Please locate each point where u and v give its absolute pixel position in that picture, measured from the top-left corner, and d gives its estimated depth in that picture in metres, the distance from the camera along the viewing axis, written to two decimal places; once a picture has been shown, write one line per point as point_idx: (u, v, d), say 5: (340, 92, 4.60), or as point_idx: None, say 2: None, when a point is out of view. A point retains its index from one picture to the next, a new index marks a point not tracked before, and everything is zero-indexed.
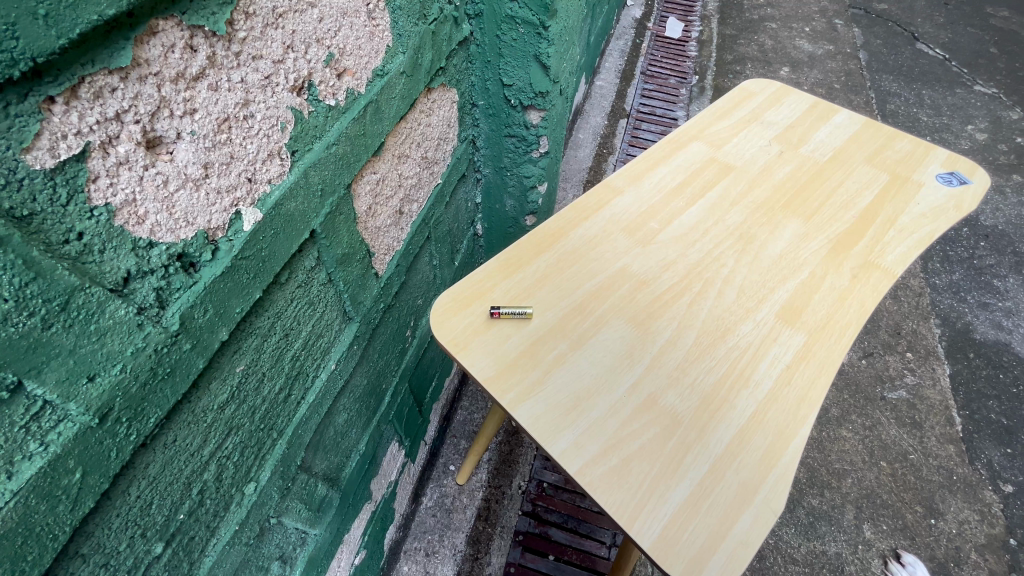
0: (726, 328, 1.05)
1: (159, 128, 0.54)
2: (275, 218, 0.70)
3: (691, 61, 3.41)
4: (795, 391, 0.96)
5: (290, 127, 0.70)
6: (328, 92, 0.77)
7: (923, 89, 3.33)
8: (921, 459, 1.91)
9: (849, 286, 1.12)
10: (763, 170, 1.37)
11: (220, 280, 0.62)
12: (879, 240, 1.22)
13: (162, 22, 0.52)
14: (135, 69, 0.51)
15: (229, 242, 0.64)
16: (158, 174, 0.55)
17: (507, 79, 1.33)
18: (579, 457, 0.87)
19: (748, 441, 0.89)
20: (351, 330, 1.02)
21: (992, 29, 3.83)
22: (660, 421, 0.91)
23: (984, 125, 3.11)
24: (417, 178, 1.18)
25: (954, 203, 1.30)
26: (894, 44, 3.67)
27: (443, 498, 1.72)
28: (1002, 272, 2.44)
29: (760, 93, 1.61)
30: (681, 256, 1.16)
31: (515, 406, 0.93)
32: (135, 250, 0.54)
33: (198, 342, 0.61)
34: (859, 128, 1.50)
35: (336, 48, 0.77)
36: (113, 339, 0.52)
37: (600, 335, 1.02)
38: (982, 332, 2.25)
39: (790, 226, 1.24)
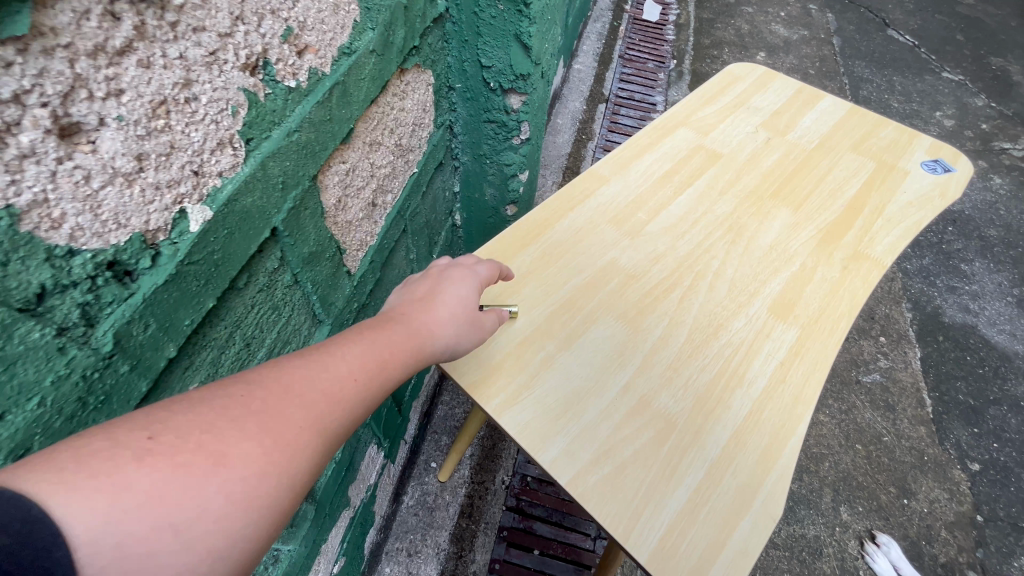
0: (718, 324, 1.01)
1: (76, 113, 0.44)
2: (229, 217, 0.62)
3: (669, 45, 3.37)
4: (790, 389, 0.92)
5: (242, 112, 0.61)
6: (288, 73, 0.68)
7: (894, 75, 3.37)
8: (894, 441, 1.96)
9: (840, 277, 1.10)
10: (751, 158, 1.33)
11: (163, 289, 0.54)
12: (868, 229, 1.19)
13: None
14: (36, 40, 0.40)
15: (172, 245, 0.55)
16: (77, 168, 0.44)
17: (486, 60, 1.24)
18: (571, 466, 0.82)
19: (745, 443, 0.86)
20: (322, 333, 0.94)
21: (958, 16, 3.90)
22: (654, 424, 0.87)
23: (951, 111, 3.17)
24: (391, 166, 1.10)
25: (940, 191, 1.28)
26: (867, 30, 3.70)
27: (424, 496, 1.67)
28: (968, 256, 2.50)
29: (745, 77, 1.56)
30: (670, 249, 1.12)
31: (501, 412, 0.87)
32: (50, 261, 0.44)
33: (140, 362, 0.53)
34: (844, 114, 1.47)
35: (295, 22, 0.68)
36: (27, 367, 0.43)
37: (589, 334, 0.97)
38: (951, 316, 2.31)
39: (780, 216, 1.20)
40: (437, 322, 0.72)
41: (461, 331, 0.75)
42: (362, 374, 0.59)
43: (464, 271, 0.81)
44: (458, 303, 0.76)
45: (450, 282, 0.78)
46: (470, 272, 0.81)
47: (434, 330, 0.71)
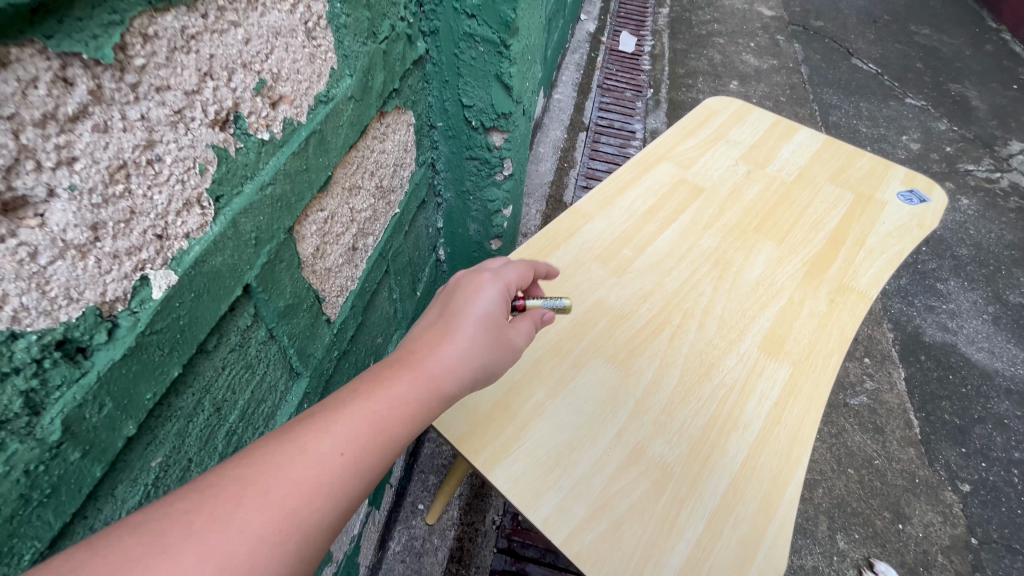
0: (710, 364, 0.99)
1: (20, 187, 0.40)
2: (196, 278, 0.58)
3: (645, 75, 3.46)
4: (785, 431, 0.90)
5: (211, 169, 0.58)
6: (261, 125, 0.66)
7: (860, 101, 3.51)
8: (885, 464, 1.95)
9: (827, 311, 1.09)
10: (733, 192, 1.34)
11: (121, 365, 0.50)
12: (851, 261, 1.20)
13: (15, 50, 0.38)
14: None
15: (132, 315, 0.51)
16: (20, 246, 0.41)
17: (467, 99, 1.24)
18: (565, 523, 0.78)
19: (744, 491, 0.83)
20: (300, 387, 0.90)
21: (916, 45, 4.09)
22: (650, 474, 0.84)
23: (917, 135, 3.29)
24: (372, 209, 1.07)
25: (917, 221, 1.30)
26: (832, 59, 3.86)
27: (412, 541, 1.59)
28: (943, 275, 2.55)
29: (722, 110, 1.59)
30: (658, 286, 1.11)
31: (490, 467, 0.83)
32: None
33: (93, 447, 0.49)
34: (821, 146, 1.50)
35: (269, 73, 0.66)
36: None
37: (579, 379, 0.94)
38: (931, 335, 2.34)
39: (764, 250, 1.20)
40: (469, 361, 0.69)
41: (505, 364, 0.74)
42: (368, 434, 0.58)
43: (479, 290, 0.76)
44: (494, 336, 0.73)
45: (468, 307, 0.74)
46: (492, 291, 0.77)
47: (446, 380, 0.67)
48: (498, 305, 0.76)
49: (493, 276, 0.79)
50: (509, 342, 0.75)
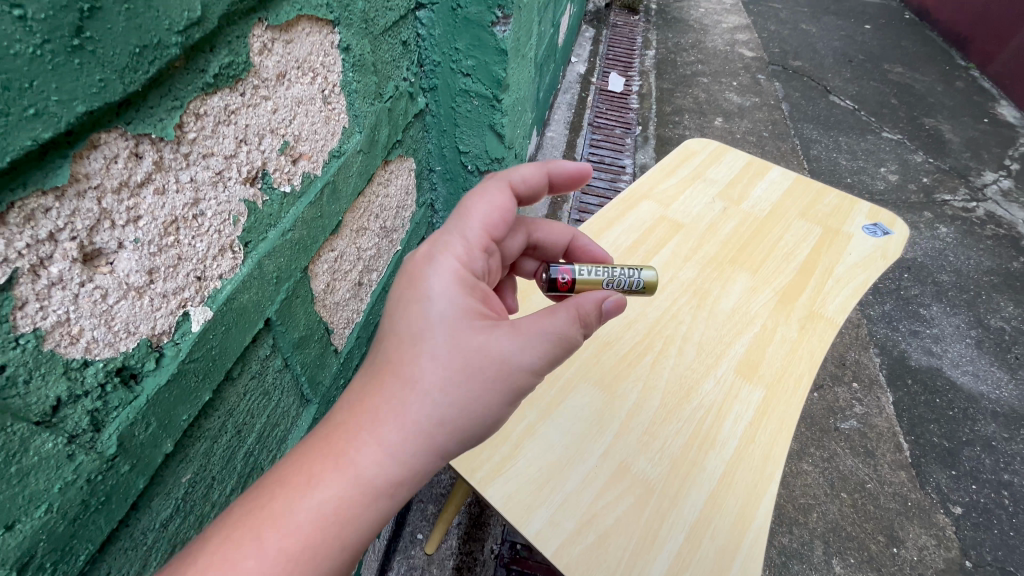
0: (689, 387, 1.06)
1: (99, 241, 0.50)
2: (227, 313, 0.67)
3: (634, 113, 3.65)
4: (760, 448, 0.97)
5: (242, 220, 0.68)
6: (283, 179, 0.76)
7: (839, 136, 3.69)
8: (878, 488, 1.99)
9: (798, 337, 1.18)
10: (710, 227, 1.44)
11: (164, 389, 0.58)
12: (820, 290, 1.29)
13: (104, 135, 0.48)
14: (72, 186, 0.46)
15: (175, 345, 0.60)
16: (96, 288, 0.50)
17: (463, 146, 1.36)
18: (556, 536, 0.85)
19: (721, 505, 0.90)
20: (309, 413, 0.97)
21: (890, 82, 4.33)
22: (633, 490, 0.91)
23: (894, 167, 3.46)
24: (377, 248, 1.17)
25: (881, 252, 1.41)
26: (811, 96, 4.07)
27: (411, 571, 1.62)
28: (926, 300, 2.64)
29: (700, 150, 1.71)
30: (641, 314, 1.19)
31: (486, 485, 0.90)
32: (67, 373, 0.48)
33: (139, 461, 0.56)
34: (792, 183, 1.62)
35: (291, 136, 0.77)
36: (38, 477, 0.46)
37: (568, 402, 1.02)
38: (916, 359, 2.41)
39: (739, 280, 1.30)
40: (425, 367, 0.67)
41: (480, 350, 0.68)
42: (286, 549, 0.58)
43: (416, 282, 0.74)
44: (444, 330, 0.69)
45: (418, 308, 0.72)
46: (432, 280, 0.74)
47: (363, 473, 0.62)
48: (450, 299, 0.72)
49: (430, 262, 0.76)
50: (463, 330, 0.69)
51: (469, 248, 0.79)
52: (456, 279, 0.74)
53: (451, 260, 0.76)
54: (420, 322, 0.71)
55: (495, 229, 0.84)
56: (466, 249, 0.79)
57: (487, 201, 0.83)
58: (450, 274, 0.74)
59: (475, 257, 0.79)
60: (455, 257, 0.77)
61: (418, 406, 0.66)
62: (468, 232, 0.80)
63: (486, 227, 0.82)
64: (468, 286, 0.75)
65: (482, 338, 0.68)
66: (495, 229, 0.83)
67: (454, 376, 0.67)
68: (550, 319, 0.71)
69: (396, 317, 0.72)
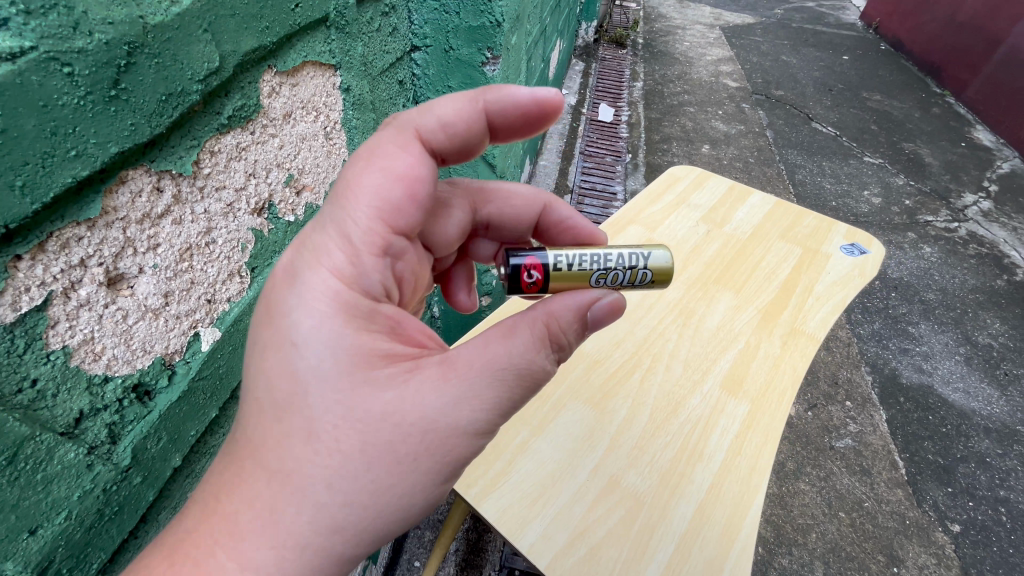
0: (677, 402, 1.10)
1: (121, 267, 0.55)
2: (234, 333, 0.71)
3: (624, 141, 3.77)
4: (745, 461, 1.01)
5: (250, 247, 0.73)
6: (287, 210, 0.82)
7: (823, 161, 3.82)
8: (875, 506, 1.94)
9: (781, 353, 1.22)
10: (695, 249, 1.50)
11: (174, 405, 0.62)
12: (800, 308, 1.34)
13: (131, 171, 0.54)
14: (102, 218, 0.52)
15: (186, 363, 0.64)
16: (118, 310, 0.55)
17: None
18: (548, 549, 0.87)
19: (709, 517, 0.92)
20: None
21: (869, 110, 4.50)
22: (624, 503, 0.93)
23: (877, 190, 3.56)
24: None
25: (858, 270, 1.47)
26: (794, 123, 4.23)
27: None
28: (914, 318, 2.66)
29: (684, 177, 1.79)
30: (629, 333, 1.24)
31: (480, 500, 0.92)
32: (89, 388, 0.53)
33: (149, 474, 0.60)
34: (772, 207, 1.69)
35: (296, 169, 0.83)
36: (60, 485, 0.49)
37: (560, 419, 1.05)
38: (908, 376, 2.39)
39: (723, 299, 1.35)
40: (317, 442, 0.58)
41: (383, 410, 0.59)
42: None
43: (279, 323, 0.61)
44: (321, 389, 0.59)
45: (284, 358, 0.61)
46: (297, 311, 0.61)
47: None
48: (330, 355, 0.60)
49: (294, 279, 0.63)
50: (346, 391, 0.59)
51: (353, 255, 0.65)
52: (332, 308, 0.62)
53: (324, 279, 0.63)
54: (288, 381, 0.60)
55: (390, 214, 0.68)
56: (347, 258, 0.65)
57: (377, 169, 0.66)
58: (324, 302, 0.62)
59: (365, 267, 0.66)
60: (330, 272, 0.63)
61: (296, 509, 0.57)
62: (348, 228, 0.66)
63: (377, 211, 0.66)
64: (358, 316, 0.63)
65: (387, 395, 0.59)
66: (392, 213, 0.68)
67: (339, 467, 0.58)
68: (514, 340, 0.63)
69: (256, 375, 0.61)
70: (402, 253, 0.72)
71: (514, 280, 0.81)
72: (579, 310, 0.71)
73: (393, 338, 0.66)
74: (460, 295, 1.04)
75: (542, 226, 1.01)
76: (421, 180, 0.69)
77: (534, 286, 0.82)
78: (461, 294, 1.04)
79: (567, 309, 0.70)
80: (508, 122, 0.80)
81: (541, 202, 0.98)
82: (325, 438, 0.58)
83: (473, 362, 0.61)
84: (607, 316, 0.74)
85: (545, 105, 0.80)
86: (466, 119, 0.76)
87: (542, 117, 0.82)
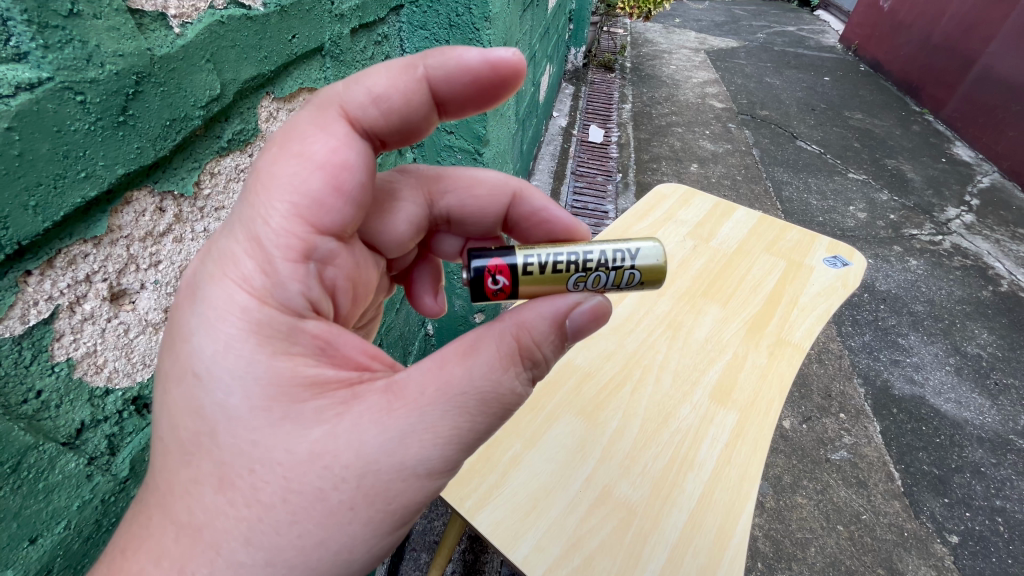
0: (667, 413, 1.12)
1: (125, 282, 0.61)
2: None
3: (614, 161, 3.85)
4: (736, 469, 1.02)
5: None
6: None
7: (808, 177, 3.92)
8: (873, 519, 1.93)
9: (768, 363, 1.25)
10: (682, 263, 1.54)
11: None
12: (786, 319, 1.38)
13: (136, 193, 0.60)
14: (108, 236, 0.58)
15: None
16: (120, 323, 0.61)
17: None
18: (542, 561, 0.87)
19: (701, 525, 0.93)
20: None
21: (852, 128, 4.63)
22: (616, 514, 0.94)
23: (862, 205, 3.65)
24: None
25: (841, 282, 1.51)
26: (779, 142, 4.35)
27: None
28: (903, 330, 2.70)
29: (671, 194, 1.84)
30: (619, 346, 1.27)
31: (475, 513, 0.93)
32: (90, 400, 0.58)
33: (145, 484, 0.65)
34: (756, 222, 1.74)
35: None
36: (61, 494, 0.54)
37: (552, 431, 1.07)
38: (900, 388, 2.41)
39: (710, 312, 1.39)
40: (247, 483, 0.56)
41: (308, 452, 0.57)
42: None
43: (182, 354, 0.59)
44: (231, 429, 0.58)
45: (189, 392, 0.59)
46: (200, 334, 0.60)
47: None
48: (246, 395, 0.58)
49: (198, 295, 0.61)
50: (262, 431, 0.58)
51: (264, 263, 0.63)
52: (243, 328, 0.60)
53: (231, 296, 0.60)
54: (194, 418, 0.58)
55: (311, 208, 0.66)
56: (258, 267, 0.62)
57: (292, 159, 0.64)
58: (234, 321, 0.60)
59: (281, 281, 0.63)
60: (239, 286, 0.61)
61: (209, 568, 0.55)
62: (257, 230, 0.63)
63: (292, 208, 0.64)
64: (274, 336, 0.61)
65: (314, 433, 0.58)
66: (312, 209, 0.65)
67: (277, 508, 0.56)
68: (475, 361, 0.63)
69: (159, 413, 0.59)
70: (328, 256, 0.70)
71: (477, 284, 0.83)
72: (554, 319, 0.71)
73: (318, 357, 0.64)
74: (425, 298, 1.06)
75: (513, 215, 1.01)
76: (344, 167, 0.67)
77: (500, 291, 0.84)
78: (427, 297, 1.06)
79: (541, 318, 0.69)
80: (458, 91, 0.76)
81: (509, 189, 0.98)
82: (241, 486, 0.56)
83: (423, 388, 0.61)
84: (588, 320, 0.73)
85: (500, 71, 0.75)
86: (401, 91, 0.74)
87: (500, 83, 0.77)
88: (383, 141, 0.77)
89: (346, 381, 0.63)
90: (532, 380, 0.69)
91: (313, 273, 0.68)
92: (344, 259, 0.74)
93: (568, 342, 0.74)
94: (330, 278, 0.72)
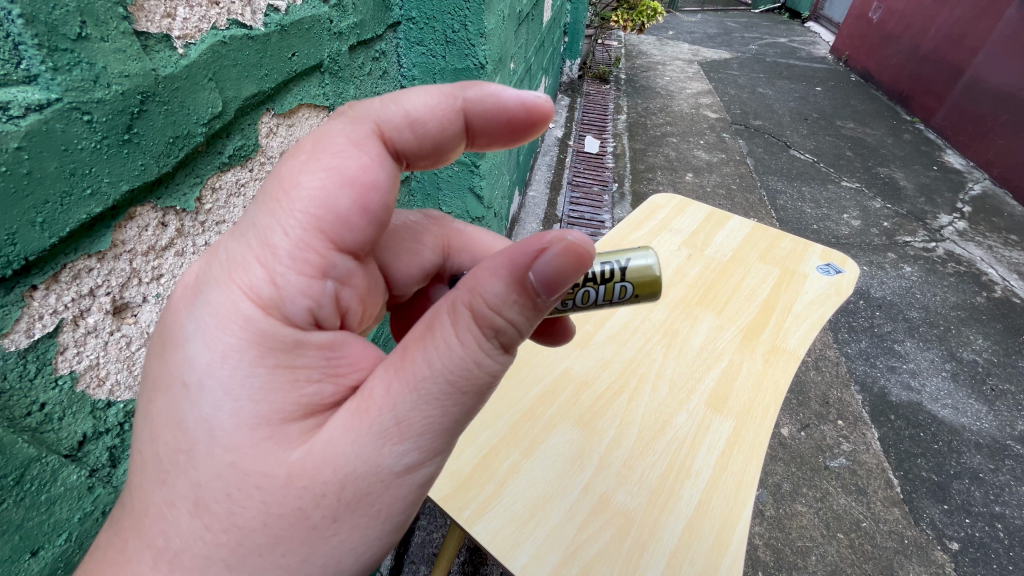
0: (663, 421, 1.13)
1: (127, 296, 0.63)
2: None
3: (610, 171, 3.89)
4: (732, 475, 1.03)
5: None
6: None
7: (802, 186, 3.96)
8: (873, 526, 1.92)
9: (763, 370, 1.26)
10: (676, 272, 1.56)
11: None
12: (781, 326, 1.39)
13: (140, 208, 0.62)
14: (112, 250, 0.60)
15: None
16: (123, 336, 0.63)
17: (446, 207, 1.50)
18: (541, 569, 0.87)
19: (698, 533, 0.94)
20: None
21: (844, 137, 4.69)
22: (614, 522, 0.95)
23: (856, 213, 3.68)
24: None
25: (834, 289, 1.52)
26: (773, 151, 4.39)
27: None
28: (899, 336, 2.71)
29: (666, 204, 1.86)
30: (616, 354, 1.28)
31: (473, 523, 0.93)
32: (93, 413, 0.60)
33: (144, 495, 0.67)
34: (750, 231, 1.76)
35: None
36: (62, 506, 0.56)
37: (549, 440, 1.08)
38: (897, 394, 2.42)
39: (705, 320, 1.40)
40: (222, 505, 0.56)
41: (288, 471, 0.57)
42: None
43: (179, 363, 0.59)
44: (209, 443, 0.57)
45: (175, 402, 0.59)
46: (197, 341, 0.59)
47: None
48: (239, 406, 0.58)
49: (201, 300, 0.61)
50: (243, 450, 0.57)
51: (272, 273, 0.63)
52: (244, 338, 0.59)
53: (237, 303, 0.60)
54: (175, 433, 0.58)
55: (333, 224, 0.67)
56: (267, 277, 0.62)
57: (320, 171, 0.65)
58: (236, 330, 0.59)
59: (291, 292, 0.63)
60: (244, 295, 0.61)
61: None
62: (272, 240, 0.64)
63: (311, 220, 0.65)
64: (277, 348, 0.61)
65: (292, 455, 0.58)
66: (335, 224, 0.66)
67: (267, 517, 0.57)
68: (430, 345, 0.61)
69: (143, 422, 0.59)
70: (345, 276, 0.71)
71: None
72: (512, 276, 0.62)
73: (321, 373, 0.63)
74: None
75: None
76: (373, 187, 0.68)
77: None
78: None
79: (496, 278, 0.62)
80: (491, 128, 0.81)
81: None
82: (229, 502, 0.56)
83: (390, 387, 0.60)
84: (558, 266, 0.60)
85: (533, 113, 0.81)
86: (437, 118, 0.77)
87: (530, 126, 0.82)
88: (409, 163, 0.78)
89: (337, 402, 0.63)
90: (502, 346, 0.64)
91: (329, 290, 0.68)
92: (359, 280, 0.75)
93: (545, 299, 0.64)
94: (348, 300, 0.73)
